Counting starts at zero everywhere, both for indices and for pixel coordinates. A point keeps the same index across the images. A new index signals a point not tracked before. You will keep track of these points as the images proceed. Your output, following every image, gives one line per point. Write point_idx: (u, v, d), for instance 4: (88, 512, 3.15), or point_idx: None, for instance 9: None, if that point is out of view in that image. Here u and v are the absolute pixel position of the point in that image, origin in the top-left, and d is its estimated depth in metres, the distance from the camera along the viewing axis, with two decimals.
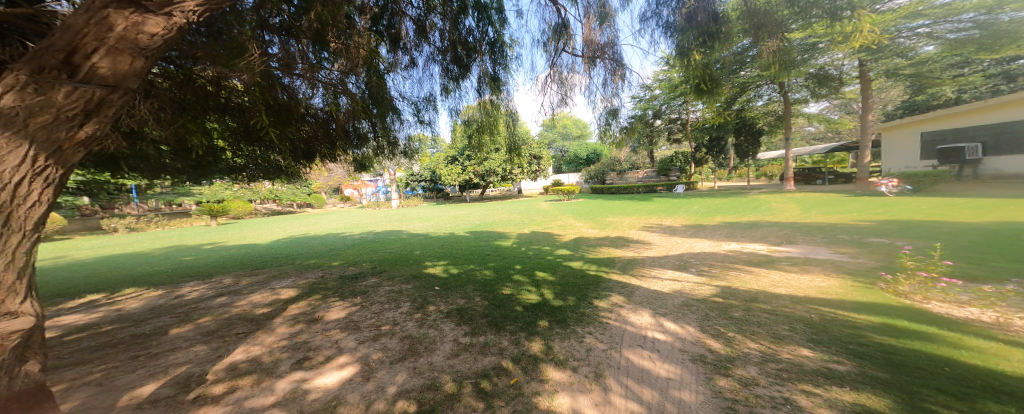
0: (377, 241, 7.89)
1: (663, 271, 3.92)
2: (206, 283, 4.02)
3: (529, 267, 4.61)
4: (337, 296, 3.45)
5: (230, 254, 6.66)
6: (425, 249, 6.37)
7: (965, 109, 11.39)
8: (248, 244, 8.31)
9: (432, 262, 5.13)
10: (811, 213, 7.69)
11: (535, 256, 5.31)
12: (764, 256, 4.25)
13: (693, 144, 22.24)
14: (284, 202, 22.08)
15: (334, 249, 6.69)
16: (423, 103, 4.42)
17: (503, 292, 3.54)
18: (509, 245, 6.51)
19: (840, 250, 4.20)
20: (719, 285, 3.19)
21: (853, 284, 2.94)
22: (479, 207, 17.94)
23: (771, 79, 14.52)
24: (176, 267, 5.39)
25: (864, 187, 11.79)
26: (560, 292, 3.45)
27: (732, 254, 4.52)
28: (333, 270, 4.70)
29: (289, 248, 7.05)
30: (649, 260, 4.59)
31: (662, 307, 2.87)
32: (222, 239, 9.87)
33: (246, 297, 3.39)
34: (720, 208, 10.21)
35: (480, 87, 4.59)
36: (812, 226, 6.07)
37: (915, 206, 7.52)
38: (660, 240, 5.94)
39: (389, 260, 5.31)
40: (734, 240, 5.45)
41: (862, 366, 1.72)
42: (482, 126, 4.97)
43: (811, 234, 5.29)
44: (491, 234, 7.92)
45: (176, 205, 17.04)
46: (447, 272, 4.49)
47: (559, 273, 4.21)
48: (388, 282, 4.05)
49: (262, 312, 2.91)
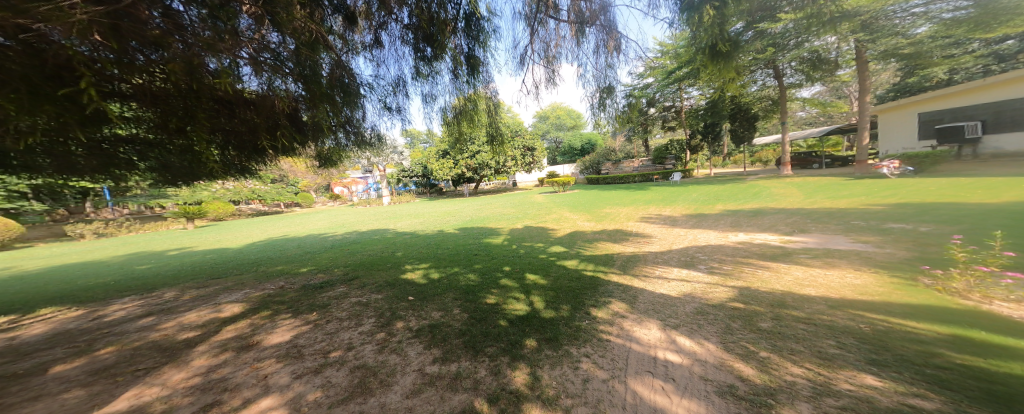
0: (359, 242, 7.28)
1: (668, 270, 3.46)
2: (141, 299, 3.45)
3: (519, 269, 4.10)
4: (290, 311, 2.92)
5: (194, 260, 6.00)
6: (408, 250, 5.83)
7: (960, 88, 11.13)
8: (220, 248, 7.63)
9: (413, 266, 4.60)
10: (816, 198, 7.32)
11: (526, 256, 4.81)
12: (778, 248, 3.82)
13: (688, 131, 21.87)
14: (270, 202, 21.27)
15: (309, 253, 6.07)
16: (392, 90, 3.89)
17: (486, 302, 3.05)
18: (499, 243, 5.99)
19: (861, 239, 3.78)
20: (735, 286, 2.73)
21: (892, 280, 2.50)
22: (472, 201, 17.41)
23: (766, 62, 14.17)
24: (122, 278, 4.74)
25: (864, 170, 11.51)
26: (552, 300, 2.97)
27: (742, 246, 4.08)
28: (298, 277, 4.13)
29: (259, 252, 6.41)
30: (650, 256, 4.15)
31: (672, 317, 2.41)
32: (194, 243, 9.11)
33: (178, 315, 2.86)
34: (719, 196, 9.80)
35: (457, 69, 4.07)
36: (821, 211, 5.66)
37: (922, 187, 7.18)
38: (662, 232, 5.49)
39: (364, 264, 4.74)
40: (741, 229, 5.02)
41: (956, 402, 1.24)
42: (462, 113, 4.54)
43: (823, 222, 4.87)
44: (481, 231, 7.40)
45: (153, 208, 16.21)
46: (427, 278, 3.98)
47: (552, 275, 3.73)
48: (356, 291, 3.51)
49: (185, 337, 2.38)
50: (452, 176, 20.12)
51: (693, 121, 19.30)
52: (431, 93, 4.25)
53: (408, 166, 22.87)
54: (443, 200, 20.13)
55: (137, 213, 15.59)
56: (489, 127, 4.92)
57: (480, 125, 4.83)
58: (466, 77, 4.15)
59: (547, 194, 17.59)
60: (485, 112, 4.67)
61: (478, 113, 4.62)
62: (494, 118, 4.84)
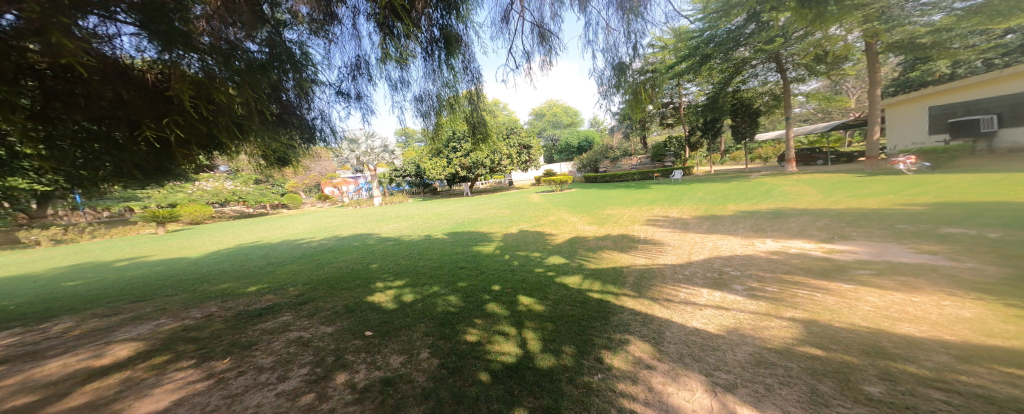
0: (335, 249, 6.42)
1: (696, 292, 2.78)
2: (17, 333, 2.63)
3: (512, 288, 3.41)
4: (196, 355, 2.10)
5: (136, 274, 5.10)
6: (386, 261, 5.02)
7: (960, 84, 10.72)
8: (178, 257, 6.71)
9: (385, 284, 3.82)
10: (837, 196, 6.69)
11: (522, 269, 4.10)
12: (824, 259, 3.16)
13: (688, 128, 21.28)
14: (255, 204, 20.22)
15: (274, 263, 5.22)
16: (351, 75, 3.20)
17: (466, 341, 2.33)
18: (490, 252, 5.24)
19: (924, 249, 3.12)
20: (797, 319, 2.05)
21: (1016, 313, 1.83)
22: (467, 201, 16.63)
23: (770, 55, 13.63)
24: (32, 301, 3.85)
25: (875, 166, 10.94)
26: (552, 338, 2.29)
27: (778, 257, 3.42)
28: (242, 297, 3.35)
29: (218, 262, 5.54)
30: (669, 270, 3.47)
31: (724, 372, 1.70)
32: (152, 251, 8.09)
33: (37, 363, 2.05)
34: (727, 195, 9.16)
35: (432, 48, 3.40)
36: (852, 212, 5.02)
37: (950, 184, 6.59)
38: (675, 239, 4.81)
39: (329, 281, 3.97)
40: (767, 235, 4.36)
41: None
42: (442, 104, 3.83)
43: (862, 226, 4.21)
44: (472, 237, 6.64)
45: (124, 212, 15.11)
46: (398, 302, 3.23)
47: (552, 298, 3.04)
48: (304, 320, 2.73)
49: (8, 407, 1.58)
50: (446, 175, 19.30)
51: (694, 117, 18.69)
52: (403, 79, 3.53)
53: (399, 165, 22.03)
54: (435, 201, 19.32)
55: (105, 216, 14.47)
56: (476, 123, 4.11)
57: (464, 121, 4.08)
58: (442, 59, 3.47)
59: (544, 194, 16.88)
60: (469, 103, 3.89)
61: (458, 97, 3.82)
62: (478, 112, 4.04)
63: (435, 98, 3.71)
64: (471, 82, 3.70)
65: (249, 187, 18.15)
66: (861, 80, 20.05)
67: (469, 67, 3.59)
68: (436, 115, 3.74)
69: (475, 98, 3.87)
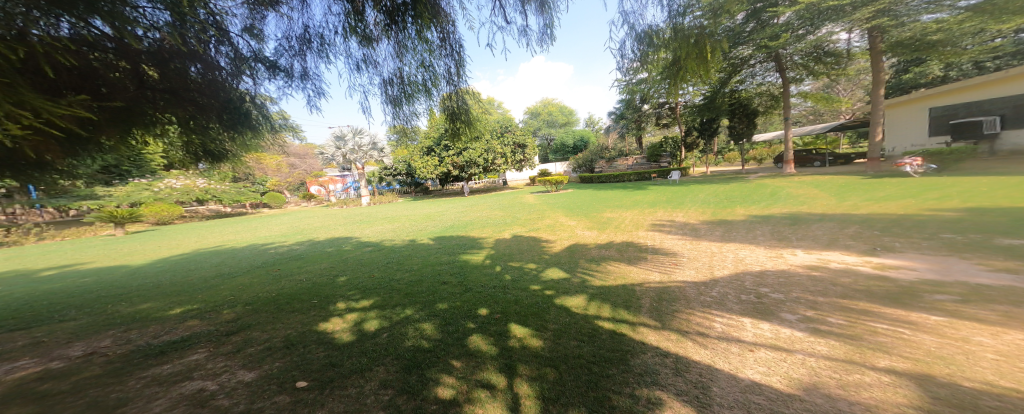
0: (304, 255, 5.66)
1: (737, 323, 2.19)
2: None
3: (504, 316, 2.76)
4: None
5: (52, 288, 4.27)
6: (356, 274, 4.27)
7: (959, 85, 10.55)
8: (120, 264, 5.85)
9: (347, 305, 3.12)
10: (851, 199, 6.25)
11: (518, 287, 3.44)
12: (882, 277, 2.61)
13: (684, 128, 20.94)
14: (232, 204, 19.00)
15: (224, 273, 4.45)
16: (295, 49, 2.63)
17: (433, 401, 1.68)
18: (479, 262, 4.57)
19: (997, 265, 2.60)
20: (901, 373, 1.46)
21: None
22: (458, 202, 15.89)
23: (769, 54, 13.31)
24: None
25: (877, 168, 10.66)
26: (555, 396, 1.66)
27: (822, 273, 2.86)
28: (156, 325, 2.62)
29: (159, 272, 4.75)
30: (693, 289, 2.89)
31: None
32: (96, 256, 7.14)
33: None
34: (731, 197, 8.66)
35: (398, 17, 2.69)
36: (879, 218, 4.51)
37: (969, 187, 6.19)
38: (688, 248, 4.25)
39: (279, 300, 3.23)
40: (794, 244, 3.83)
41: None
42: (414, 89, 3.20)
43: (903, 235, 3.67)
44: (460, 243, 5.93)
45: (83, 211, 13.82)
46: (358, 332, 2.55)
47: (553, 331, 2.41)
48: (221, 360, 2.04)
49: None
50: (437, 174, 18.49)
51: (692, 117, 18.36)
52: (368, 57, 2.91)
53: (389, 163, 21.13)
54: (425, 201, 18.51)
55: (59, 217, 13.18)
56: (458, 114, 3.43)
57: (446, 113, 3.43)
58: (414, 29, 2.78)
59: (539, 194, 16.25)
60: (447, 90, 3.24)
61: (437, 80, 3.13)
62: (463, 103, 3.39)
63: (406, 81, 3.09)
64: (450, 60, 3.02)
65: (226, 186, 16.97)
66: (853, 82, 20.05)
67: (447, 39, 2.92)
68: (416, 104, 3.04)
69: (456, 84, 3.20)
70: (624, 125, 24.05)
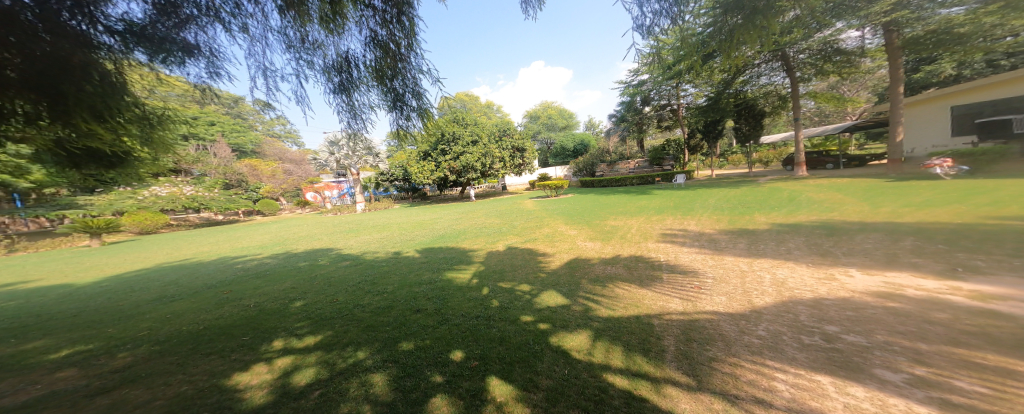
0: (269, 272, 4.94)
1: (813, 386, 1.50)
2: None
3: (483, 363, 2.11)
4: None
5: None
6: (317, 297, 3.58)
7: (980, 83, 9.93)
8: (56, 283, 5.18)
9: (284, 343, 2.45)
10: (885, 205, 5.60)
11: (510, 320, 2.74)
12: (991, 312, 1.93)
13: (689, 131, 20.40)
14: (224, 212, 18.36)
15: (163, 297, 3.79)
16: None
17: None
18: (465, 282, 3.90)
19: None
20: None
21: None
22: (456, 208, 15.26)
23: (775, 53, 12.77)
24: None
25: (899, 170, 9.99)
26: None
27: (902, 303, 2.17)
28: (11, 378, 1.97)
29: (89, 296, 4.11)
30: (731, 325, 2.21)
31: None
32: (44, 272, 6.44)
33: None
34: (745, 203, 8.02)
35: None
36: (934, 229, 3.83)
37: (1015, 190, 5.54)
38: (713, 266, 3.56)
39: (203, 336, 2.56)
40: (842, 260, 3.17)
41: None
42: (363, 74, 2.81)
43: (980, 250, 2.99)
44: (448, 257, 5.23)
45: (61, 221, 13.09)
46: (278, 389, 1.87)
47: (549, 396, 1.72)
48: None
49: None
50: (434, 180, 17.83)
51: (695, 119, 17.78)
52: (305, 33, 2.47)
53: (384, 169, 20.60)
54: (421, 207, 17.85)
55: None
56: (414, 101, 2.93)
57: (400, 106, 2.92)
58: None
59: (538, 199, 15.61)
60: (396, 73, 2.78)
61: (387, 62, 2.72)
62: (429, 105, 3.01)
63: (350, 63, 2.69)
64: (397, 29, 2.58)
65: (214, 193, 16.32)
66: (860, 82, 19.47)
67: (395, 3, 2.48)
68: (362, 88, 2.55)
69: (410, 67, 2.78)
70: (625, 128, 23.50)
